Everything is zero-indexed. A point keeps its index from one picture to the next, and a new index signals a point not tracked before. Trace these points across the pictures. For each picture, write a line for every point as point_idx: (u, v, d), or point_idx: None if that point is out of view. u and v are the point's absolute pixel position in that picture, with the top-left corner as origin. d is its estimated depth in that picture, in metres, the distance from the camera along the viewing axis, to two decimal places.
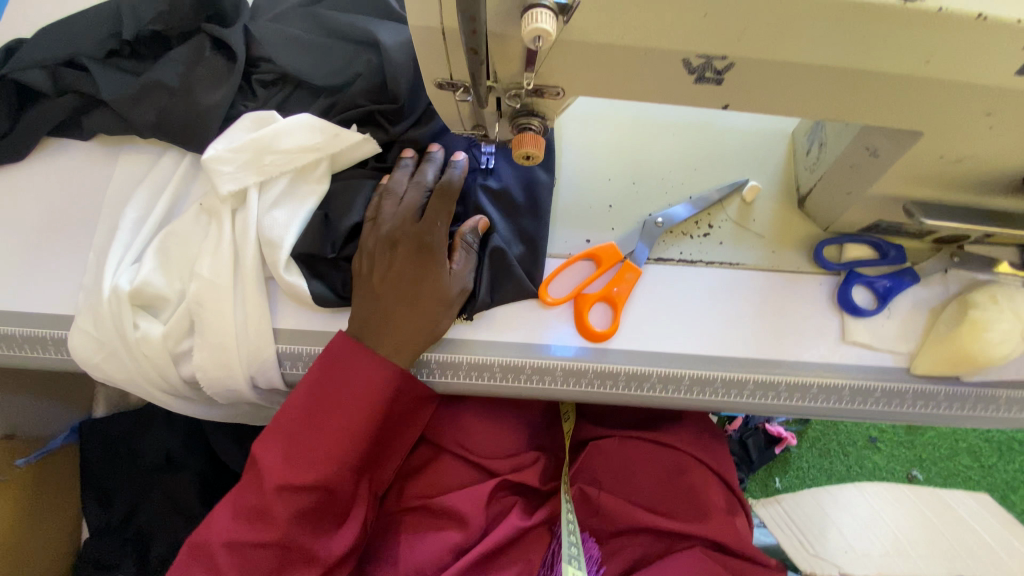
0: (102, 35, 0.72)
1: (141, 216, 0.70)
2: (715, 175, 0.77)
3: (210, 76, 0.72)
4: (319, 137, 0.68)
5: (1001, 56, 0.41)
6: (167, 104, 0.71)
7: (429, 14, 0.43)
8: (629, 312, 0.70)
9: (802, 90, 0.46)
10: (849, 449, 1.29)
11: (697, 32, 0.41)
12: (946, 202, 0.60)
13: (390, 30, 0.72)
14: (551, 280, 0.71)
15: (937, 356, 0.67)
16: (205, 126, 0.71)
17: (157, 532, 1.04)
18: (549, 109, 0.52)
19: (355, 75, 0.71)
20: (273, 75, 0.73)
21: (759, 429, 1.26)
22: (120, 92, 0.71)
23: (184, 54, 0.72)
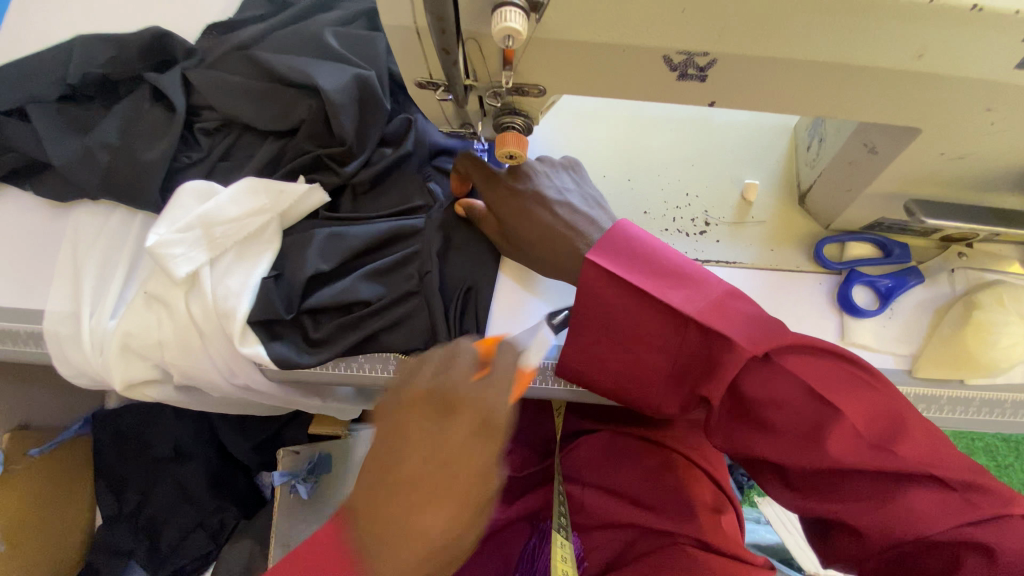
0: (55, 81, 0.77)
1: (109, 271, 0.72)
2: (714, 171, 0.75)
3: (150, 130, 0.74)
4: (266, 198, 0.68)
5: (1001, 49, 0.39)
6: (108, 162, 0.72)
7: (401, 12, 0.42)
8: None
9: (790, 86, 0.44)
10: None
11: (675, 27, 0.39)
12: (949, 200, 0.58)
13: (328, 69, 0.71)
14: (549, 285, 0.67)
15: (938, 358, 0.65)
16: (144, 180, 0.72)
17: (167, 521, 1.08)
18: (532, 107, 0.51)
19: (298, 121, 0.71)
20: (216, 122, 0.74)
21: None
22: (63, 150, 0.73)
23: (125, 109, 0.75)
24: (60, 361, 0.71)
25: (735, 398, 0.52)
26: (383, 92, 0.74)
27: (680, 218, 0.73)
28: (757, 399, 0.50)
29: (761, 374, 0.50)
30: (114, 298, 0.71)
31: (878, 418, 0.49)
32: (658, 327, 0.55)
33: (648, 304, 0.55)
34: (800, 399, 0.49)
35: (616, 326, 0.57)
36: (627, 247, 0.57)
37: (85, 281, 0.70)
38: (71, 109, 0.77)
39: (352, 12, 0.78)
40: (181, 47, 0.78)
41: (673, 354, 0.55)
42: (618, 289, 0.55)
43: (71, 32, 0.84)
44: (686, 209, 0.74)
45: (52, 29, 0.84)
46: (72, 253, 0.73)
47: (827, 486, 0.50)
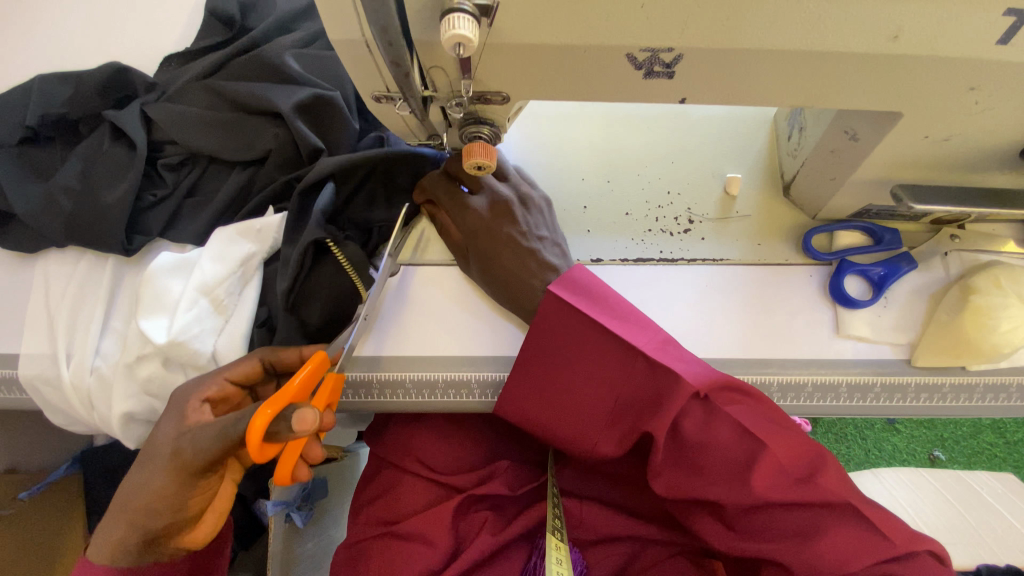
0: (15, 123, 0.75)
1: (83, 314, 0.70)
2: (693, 168, 0.73)
3: (110, 170, 0.72)
4: (249, 240, 0.67)
5: (977, 23, 0.37)
6: (71, 207, 0.70)
7: (349, 26, 0.39)
8: None
9: (764, 78, 0.42)
10: (867, 432, 1.30)
11: (636, 25, 0.38)
12: (936, 184, 0.56)
13: (290, 94, 0.69)
14: None
15: (938, 345, 0.63)
16: (109, 222, 0.69)
17: None
18: (498, 115, 0.49)
19: (264, 150, 0.70)
20: (180, 156, 0.73)
21: None
22: (25, 198, 0.72)
23: (88, 151, 0.73)
24: (53, 408, 0.71)
25: (673, 439, 0.55)
26: (349, 111, 0.72)
27: (663, 217, 0.71)
28: (696, 439, 0.53)
29: (697, 413, 0.54)
30: (90, 352, 0.68)
31: (800, 454, 0.53)
32: (611, 367, 0.57)
33: (598, 334, 0.57)
34: (732, 440, 0.53)
35: (566, 361, 0.58)
36: (585, 284, 0.59)
37: (58, 331, 0.69)
38: (33, 152, 0.75)
39: (311, 36, 0.76)
40: (141, 81, 0.77)
41: (618, 386, 0.57)
42: (572, 335, 0.58)
43: (30, 66, 0.82)
44: (668, 208, 0.71)
45: (11, 67, 0.82)
46: (45, 302, 0.71)
47: (757, 527, 0.53)
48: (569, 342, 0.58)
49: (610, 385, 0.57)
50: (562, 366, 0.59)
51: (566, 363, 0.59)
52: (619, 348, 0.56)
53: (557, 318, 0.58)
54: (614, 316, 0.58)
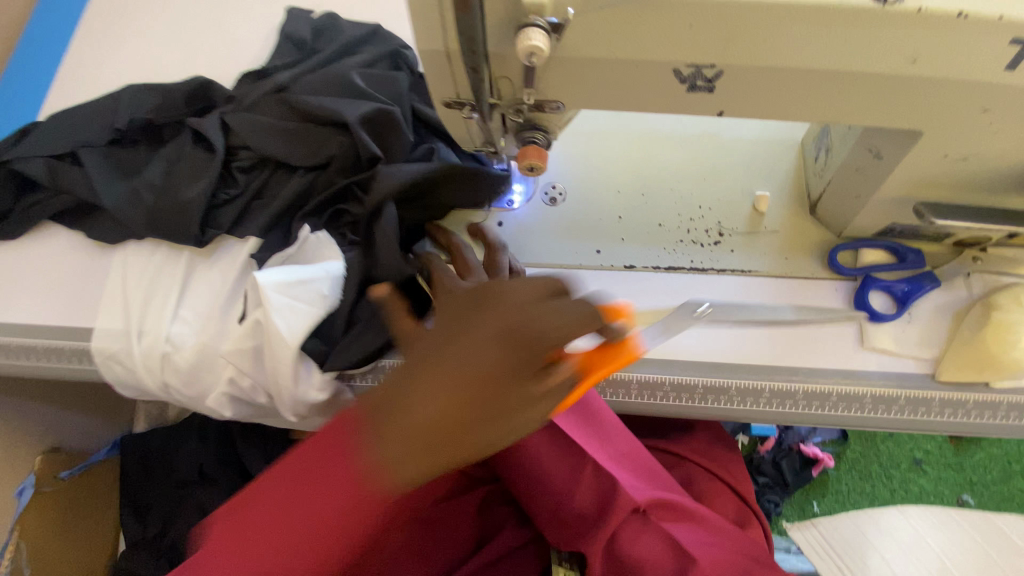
0: (105, 126, 0.84)
1: (157, 296, 0.77)
2: (725, 184, 0.78)
3: (190, 170, 0.80)
4: (315, 305, 0.69)
5: (988, 50, 0.41)
6: (152, 202, 0.78)
7: (433, 39, 0.46)
8: None
9: (789, 97, 0.48)
10: (894, 473, 1.39)
11: (682, 43, 0.43)
12: (957, 203, 0.60)
13: (354, 107, 0.77)
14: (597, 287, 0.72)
15: (961, 361, 0.65)
16: (186, 216, 0.77)
17: None
18: (552, 123, 0.55)
19: (328, 156, 0.77)
20: (251, 160, 0.80)
21: (793, 451, 1.34)
22: (110, 192, 0.79)
23: (170, 153, 0.81)
24: (118, 378, 0.76)
25: (611, 554, 0.61)
26: (405, 123, 0.79)
27: (694, 229, 0.76)
28: (631, 556, 0.59)
29: (635, 524, 0.61)
30: (160, 334, 0.74)
31: (727, 573, 0.57)
32: (557, 471, 0.67)
33: (554, 434, 0.69)
34: (663, 558, 0.58)
35: (530, 469, 0.67)
36: (579, 405, 0.70)
37: (131, 310, 0.76)
38: (119, 152, 0.83)
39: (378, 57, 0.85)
40: (221, 94, 0.85)
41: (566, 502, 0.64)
42: (541, 438, 0.68)
43: (121, 74, 0.92)
44: (700, 220, 0.76)
45: (106, 74, 0.92)
46: (120, 285, 0.78)
47: None
48: (538, 442, 0.68)
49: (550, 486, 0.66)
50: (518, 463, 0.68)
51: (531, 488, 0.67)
52: (568, 449, 0.68)
53: None
54: (576, 415, 0.70)
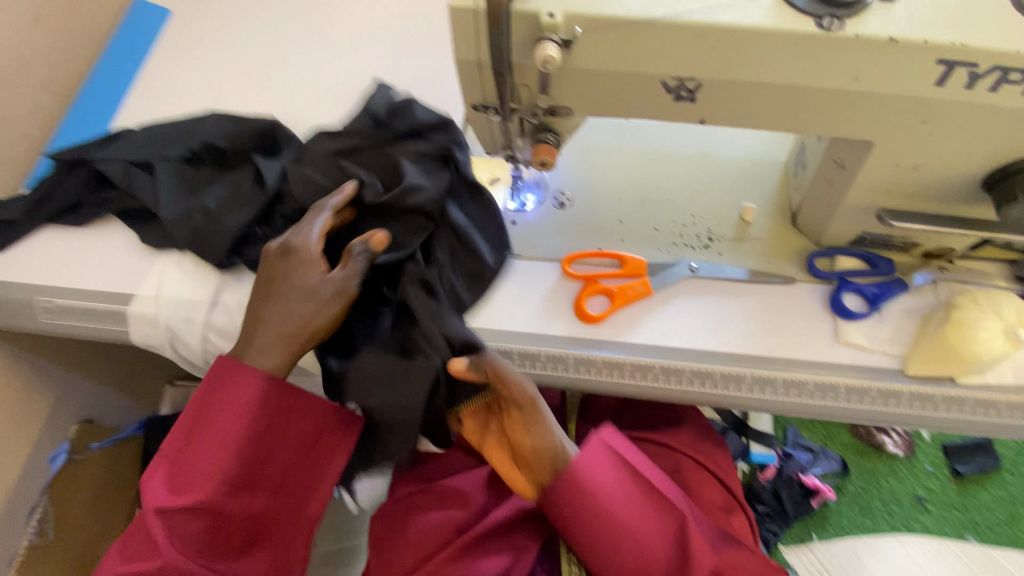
0: (181, 145, 0.91)
1: (200, 287, 0.86)
2: (716, 196, 0.87)
3: (237, 202, 0.86)
4: None
5: (917, 71, 0.51)
6: (200, 224, 0.85)
7: (468, 51, 0.57)
8: (623, 309, 0.80)
9: (759, 107, 0.57)
10: (894, 508, 1.47)
11: (668, 59, 0.54)
12: (915, 211, 0.68)
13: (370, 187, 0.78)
14: (599, 276, 0.81)
15: (927, 355, 0.71)
16: (221, 243, 0.84)
17: None
18: (562, 127, 0.65)
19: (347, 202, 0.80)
20: (290, 209, 0.85)
21: (792, 480, 1.47)
22: (172, 207, 0.86)
23: (226, 184, 0.87)
24: (161, 349, 0.87)
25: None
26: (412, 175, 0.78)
27: (687, 234, 0.85)
28: None
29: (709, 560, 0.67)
30: (201, 321, 0.85)
31: None
32: (648, 539, 0.68)
33: (628, 493, 0.70)
34: None
35: (608, 524, 0.68)
36: (620, 447, 0.73)
37: (184, 282, 0.85)
38: (188, 171, 0.90)
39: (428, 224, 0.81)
40: (285, 136, 0.91)
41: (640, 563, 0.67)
42: (610, 478, 0.70)
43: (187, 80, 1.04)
44: (693, 226, 0.85)
45: (173, 80, 1.04)
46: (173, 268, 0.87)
47: None
48: (611, 536, 0.68)
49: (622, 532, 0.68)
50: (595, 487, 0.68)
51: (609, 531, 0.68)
52: (657, 500, 0.70)
53: (598, 478, 0.69)
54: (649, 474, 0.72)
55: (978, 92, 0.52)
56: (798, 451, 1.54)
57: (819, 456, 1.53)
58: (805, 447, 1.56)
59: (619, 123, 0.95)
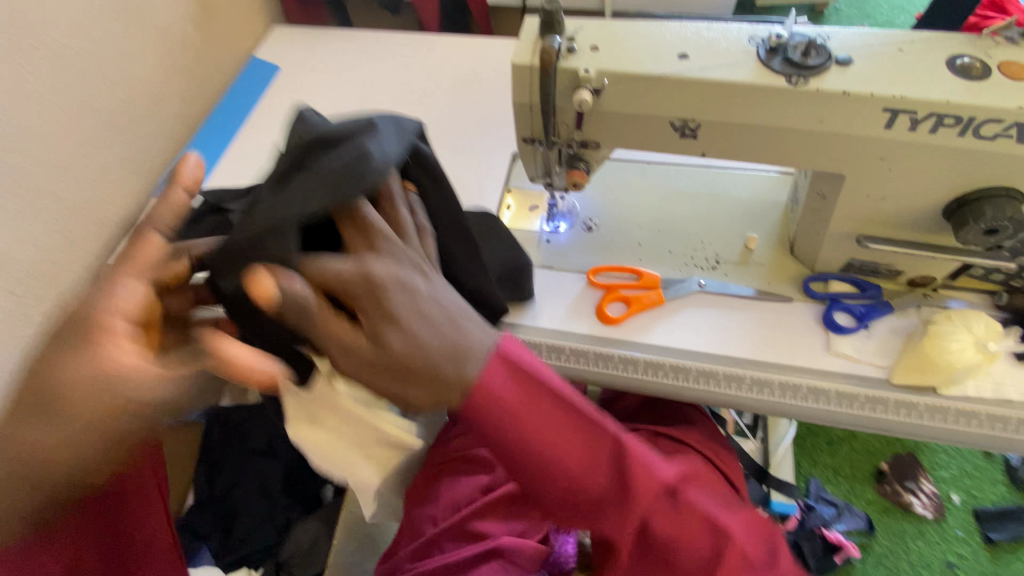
0: None
1: None
2: (725, 228, 1.01)
3: None
4: None
5: (867, 117, 0.66)
6: None
7: (522, 95, 0.75)
8: (639, 314, 0.92)
9: (747, 143, 0.73)
10: (924, 571, 1.55)
11: (674, 105, 0.71)
12: (889, 236, 0.80)
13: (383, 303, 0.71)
14: (618, 286, 0.95)
15: (908, 366, 0.81)
16: None
17: (242, 514, 1.21)
18: (591, 158, 0.82)
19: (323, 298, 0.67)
20: None
21: (816, 535, 1.55)
22: None
23: None
24: None
25: (641, 540, 0.59)
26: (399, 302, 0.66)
27: (697, 256, 0.98)
28: (668, 534, 0.57)
29: (667, 511, 0.57)
30: None
31: (754, 534, 0.60)
32: (574, 458, 0.55)
33: (543, 395, 0.55)
34: (699, 535, 0.57)
35: (534, 456, 0.55)
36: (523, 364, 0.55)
37: None
38: None
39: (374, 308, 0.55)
40: None
41: (569, 495, 0.56)
42: (507, 390, 0.54)
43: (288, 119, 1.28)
44: (702, 251, 0.99)
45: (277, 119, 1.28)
46: None
47: None
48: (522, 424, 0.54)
49: (565, 481, 0.55)
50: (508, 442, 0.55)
51: (532, 467, 0.55)
52: (583, 429, 0.56)
53: (510, 425, 0.54)
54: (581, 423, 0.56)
55: (920, 133, 0.66)
56: (822, 505, 1.62)
57: (843, 511, 1.61)
58: (829, 502, 1.63)
59: (642, 165, 1.12)
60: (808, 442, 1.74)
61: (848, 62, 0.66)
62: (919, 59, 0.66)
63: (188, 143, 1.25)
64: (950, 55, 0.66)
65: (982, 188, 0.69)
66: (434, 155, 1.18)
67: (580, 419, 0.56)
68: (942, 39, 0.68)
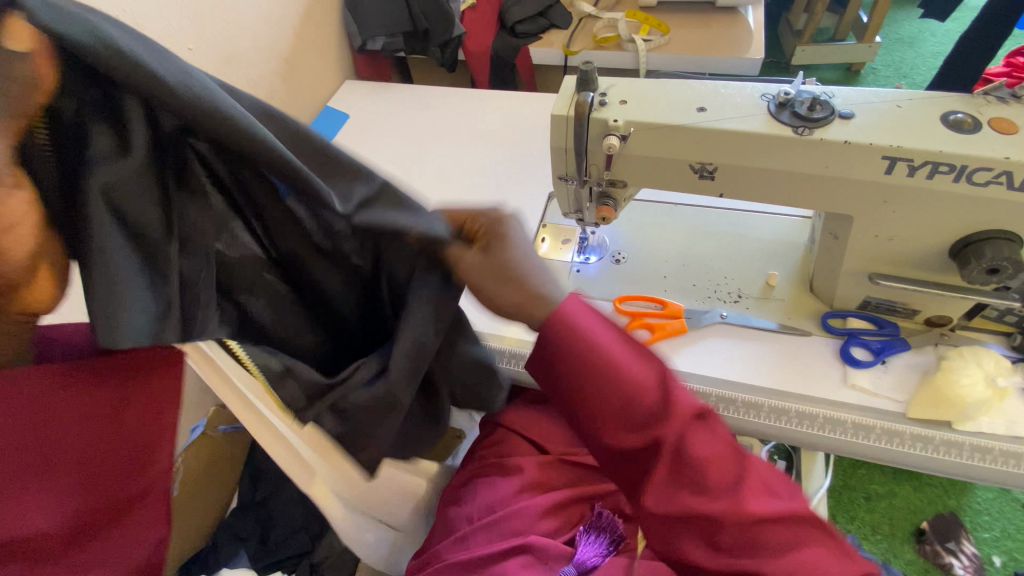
0: None
1: None
2: (748, 266, 1.08)
3: None
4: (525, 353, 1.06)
5: (868, 163, 0.74)
6: None
7: (559, 139, 0.87)
8: (661, 341, 0.99)
9: (761, 184, 0.81)
10: None
11: (693, 150, 0.81)
12: (900, 275, 0.86)
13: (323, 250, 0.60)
14: (643, 314, 1.02)
15: (924, 401, 0.84)
16: None
17: (281, 518, 1.29)
18: (619, 196, 0.92)
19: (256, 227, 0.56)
20: None
21: None
22: None
23: None
24: None
25: (678, 459, 0.55)
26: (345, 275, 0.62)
27: (720, 290, 1.05)
28: (699, 453, 0.55)
29: (699, 430, 0.56)
30: None
31: (785, 499, 0.57)
32: (627, 362, 0.56)
33: (597, 325, 0.58)
34: (725, 455, 0.56)
35: (587, 343, 0.57)
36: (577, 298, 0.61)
37: None
38: None
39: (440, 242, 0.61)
40: None
41: (627, 397, 0.56)
42: (589, 330, 0.57)
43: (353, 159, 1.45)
44: (725, 286, 1.05)
45: None
46: None
47: (744, 546, 0.55)
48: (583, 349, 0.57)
49: (623, 393, 0.56)
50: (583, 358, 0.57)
51: (586, 360, 0.57)
52: (634, 348, 0.58)
53: (575, 319, 0.58)
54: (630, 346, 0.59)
55: (918, 178, 0.73)
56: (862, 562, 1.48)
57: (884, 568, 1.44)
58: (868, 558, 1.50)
59: (669, 206, 1.21)
60: (844, 496, 1.69)
61: (850, 116, 0.75)
62: (916, 114, 0.75)
63: None
64: (944, 112, 0.74)
65: (985, 230, 0.75)
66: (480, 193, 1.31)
67: (637, 341, 0.60)
68: (938, 98, 0.76)
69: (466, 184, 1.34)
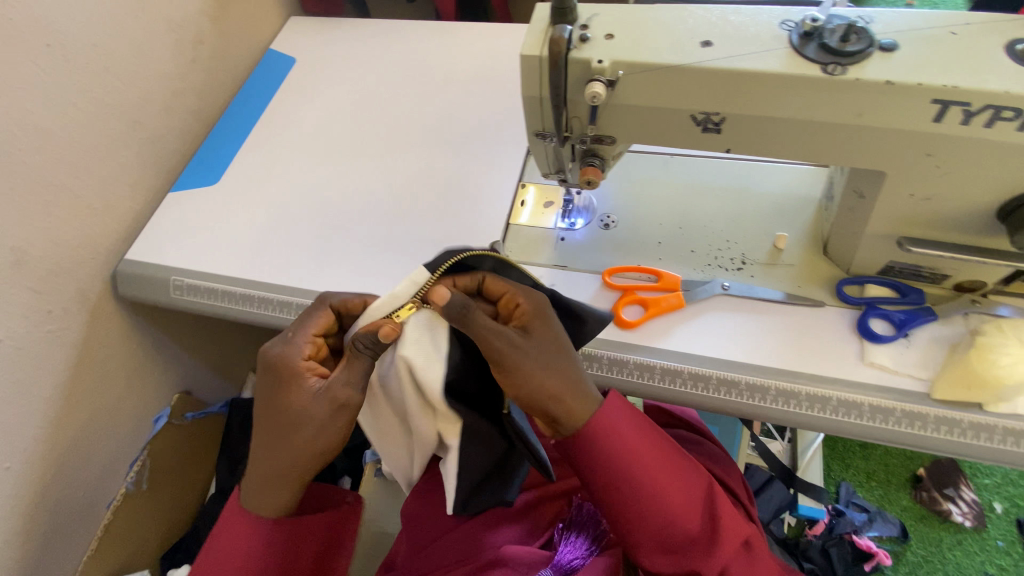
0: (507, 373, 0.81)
1: (294, 284, 0.99)
2: (754, 226, 0.95)
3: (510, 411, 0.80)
4: None
5: (913, 110, 0.59)
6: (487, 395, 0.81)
7: (532, 88, 0.71)
8: (656, 316, 0.88)
9: (780, 138, 0.67)
10: None
11: (698, 99, 0.66)
12: (933, 238, 0.73)
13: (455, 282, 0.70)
14: (637, 288, 0.90)
15: (951, 380, 0.75)
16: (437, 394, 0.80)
17: None
18: (606, 153, 0.77)
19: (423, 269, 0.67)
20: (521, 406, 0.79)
21: (844, 540, 1.48)
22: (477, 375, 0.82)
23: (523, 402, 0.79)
24: (259, 309, 0.99)
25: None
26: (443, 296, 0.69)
27: (722, 256, 0.93)
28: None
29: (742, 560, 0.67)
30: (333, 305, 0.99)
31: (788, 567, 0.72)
32: (674, 506, 0.65)
33: (653, 457, 0.66)
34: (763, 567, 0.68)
35: (633, 496, 0.65)
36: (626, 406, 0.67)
37: (284, 268, 1.01)
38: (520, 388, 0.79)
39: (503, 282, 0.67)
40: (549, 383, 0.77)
41: (665, 531, 0.65)
42: (627, 442, 0.65)
43: (303, 111, 1.26)
44: (728, 250, 0.93)
45: (292, 111, 1.27)
46: (281, 256, 1.03)
47: None
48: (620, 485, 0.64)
49: (666, 510, 0.65)
50: (620, 462, 0.64)
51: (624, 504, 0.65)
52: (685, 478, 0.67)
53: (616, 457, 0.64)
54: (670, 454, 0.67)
55: (974, 126, 0.59)
56: (853, 510, 1.54)
57: (875, 516, 1.53)
58: (861, 508, 1.55)
59: (664, 159, 1.06)
60: (840, 444, 1.67)
61: (893, 48, 0.60)
62: (975, 45, 0.59)
63: (202, 143, 1.25)
64: (1010, 39, 0.59)
65: None
66: (449, 149, 1.14)
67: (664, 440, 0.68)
68: (1002, 22, 0.61)
69: (434, 139, 1.16)
